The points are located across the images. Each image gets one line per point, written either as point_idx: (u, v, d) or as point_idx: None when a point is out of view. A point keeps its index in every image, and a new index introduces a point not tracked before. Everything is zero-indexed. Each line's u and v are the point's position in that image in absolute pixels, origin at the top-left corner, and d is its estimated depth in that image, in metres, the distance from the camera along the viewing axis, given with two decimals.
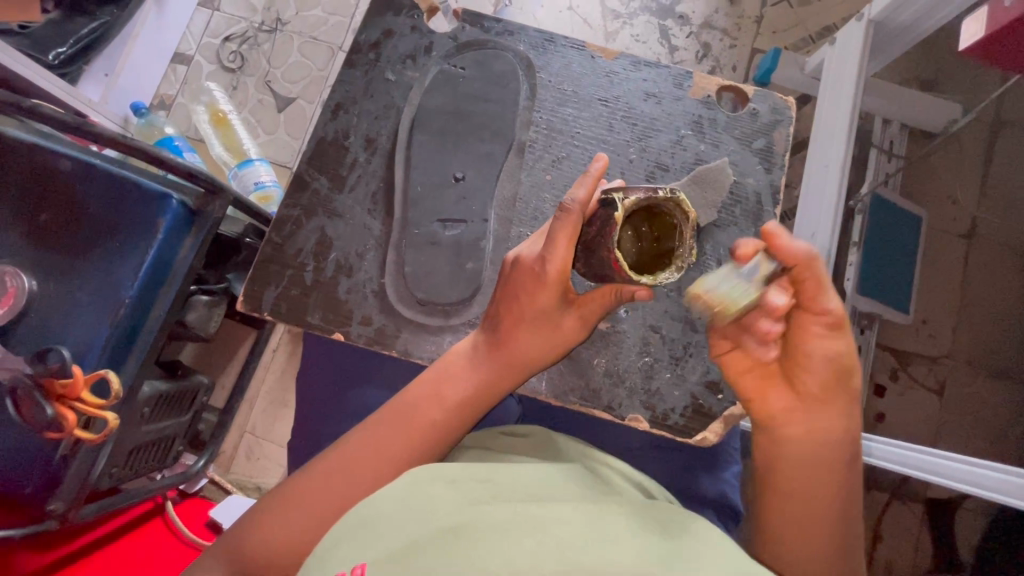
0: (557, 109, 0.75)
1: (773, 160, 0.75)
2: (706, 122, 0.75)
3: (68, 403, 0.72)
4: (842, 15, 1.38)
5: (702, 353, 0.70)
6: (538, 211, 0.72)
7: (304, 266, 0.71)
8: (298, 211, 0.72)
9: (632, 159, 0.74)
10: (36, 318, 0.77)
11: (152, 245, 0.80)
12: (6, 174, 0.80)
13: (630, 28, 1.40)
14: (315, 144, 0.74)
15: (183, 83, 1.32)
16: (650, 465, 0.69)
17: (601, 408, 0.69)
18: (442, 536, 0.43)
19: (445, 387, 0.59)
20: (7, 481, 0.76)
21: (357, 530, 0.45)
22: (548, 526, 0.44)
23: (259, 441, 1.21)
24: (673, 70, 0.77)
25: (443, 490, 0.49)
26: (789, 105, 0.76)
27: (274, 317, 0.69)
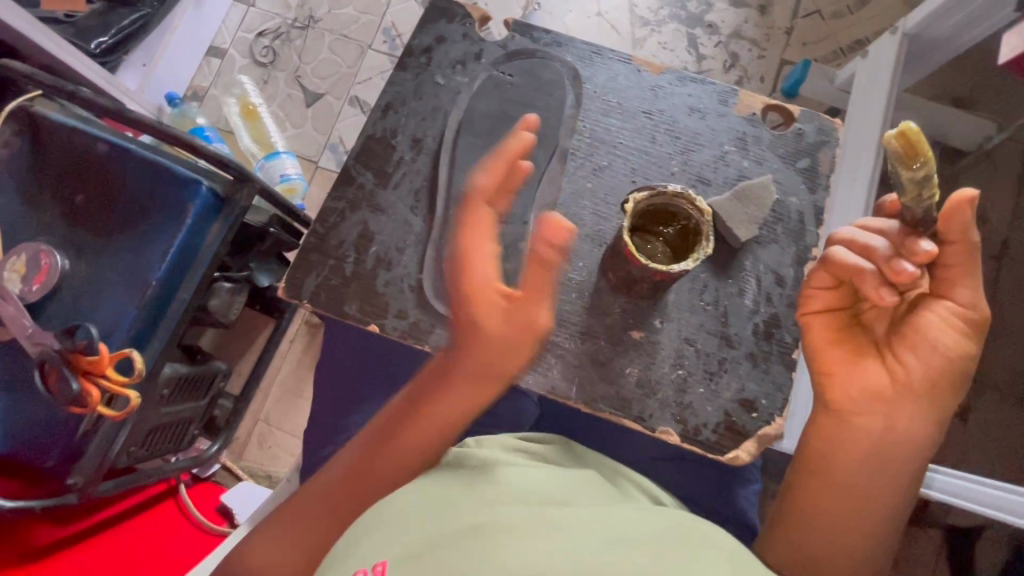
0: (601, 119, 0.73)
1: (819, 181, 0.70)
2: (751, 139, 0.72)
3: (94, 379, 0.74)
4: (875, 28, 1.37)
5: (737, 368, 0.66)
6: (577, 217, 0.69)
7: (346, 257, 0.70)
8: (345, 202, 0.71)
9: (673, 172, 0.71)
10: (69, 295, 0.80)
11: (181, 231, 0.82)
12: (46, 154, 0.83)
13: (658, 36, 1.40)
14: (365, 141, 0.74)
15: (217, 75, 1.36)
16: (669, 474, 0.68)
17: (631, 418, 0.65)
18: (464, 538, 0.44)
19: (425, 402, 0.55)
20: (31, 451, 0.78)
21: (378, 530, 0.48)
22: (565, 530, 0.45)
23: (272, 430, 1.22)
24: (717, 87, 0.74)
25: (462, 491, 0.51)
26: (836, 126, 0.72)
27: (312, 305, 0.69)
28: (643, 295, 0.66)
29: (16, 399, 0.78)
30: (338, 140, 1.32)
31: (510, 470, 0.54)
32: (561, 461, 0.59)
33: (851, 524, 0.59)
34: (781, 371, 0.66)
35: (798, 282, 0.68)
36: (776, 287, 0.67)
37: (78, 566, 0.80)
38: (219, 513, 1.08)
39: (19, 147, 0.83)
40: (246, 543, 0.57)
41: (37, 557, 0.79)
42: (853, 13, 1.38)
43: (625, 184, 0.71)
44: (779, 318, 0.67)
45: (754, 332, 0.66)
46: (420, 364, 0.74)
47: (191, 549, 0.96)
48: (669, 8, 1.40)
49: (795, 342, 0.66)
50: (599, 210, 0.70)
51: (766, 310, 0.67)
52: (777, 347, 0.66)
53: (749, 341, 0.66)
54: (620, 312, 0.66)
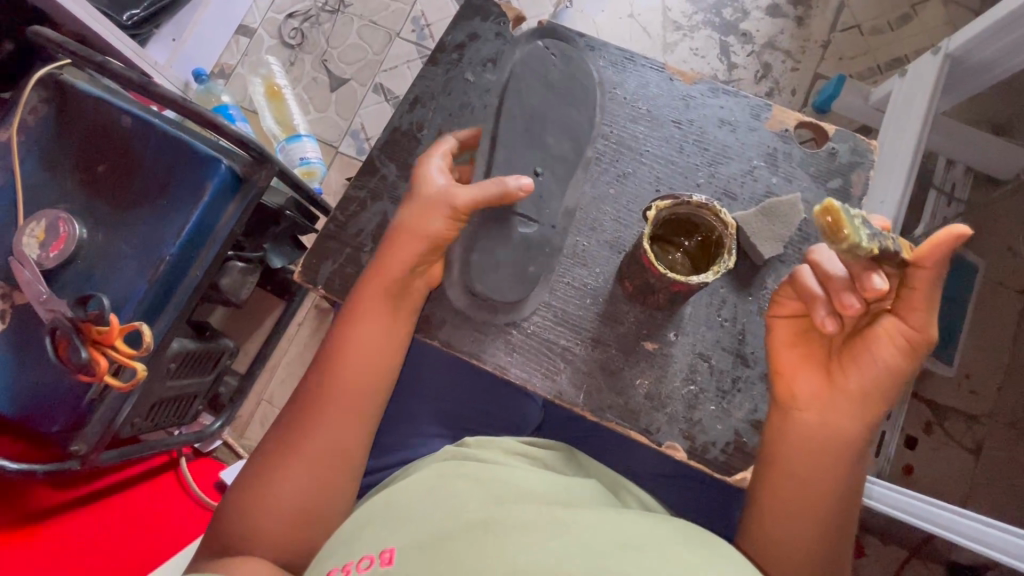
0: (628, 126, 0.71)
1: (850, 204, 0.68)
2: (782, 155, 0.69)
3: (102, 349, 0.75)
4: (915, 47, 1.33)
5: (752, 389, 0.64)
6: (597, 223, 0.68)
7: (363, 247, 0.69)
8: (365, 192, 0.70)
9: (699, 184, 0.69)
10: (84, 264, 0.81)
11: (197, 207, 0.82)
12: (70, 122, 0.84)
13: (689, 41, 1.37)
14: (390, 132, 0.73)
15: (244, 54, 1.36)
16: (668, 489, 0.68)
17: (638, 430, 0.63)
18: (472, 528, 0.45)
19: (350, 343, 0.62)
20: (37, 415, 0.79)
21: (385, 519, 0.50)
22: (573, 527, 0.45)
23: (275, 411, 1.23)
24: (751, 100, 0.71)
25: (468, 486, 0.52)
26: (871, 148, 0.69)
27: (326, 291, 0.68)
28: (657, 305, 0.65)
29: (27, 362, 0.79)
30: (360, 127, 1.32)
31: (512, 471, 0.54)
32: (561, 467, 0.58)
33: (808, 527, 0.55)
34: None
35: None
36: None
37: (75, 533, 0.80)
38: (217, 490, 1.09)
39: (46, 115, 0.83)
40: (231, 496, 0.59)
41: (36, 520, 0.80)
42: (893, 30, 1.34)
43: (650, 193, 0.69)
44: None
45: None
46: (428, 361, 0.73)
47: (188, 524, 0.97)
48: (703, 14, 1.38)
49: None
50: (621, 217, 0.68)
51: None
52: None
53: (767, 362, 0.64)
54: (633, 321, 0.65)
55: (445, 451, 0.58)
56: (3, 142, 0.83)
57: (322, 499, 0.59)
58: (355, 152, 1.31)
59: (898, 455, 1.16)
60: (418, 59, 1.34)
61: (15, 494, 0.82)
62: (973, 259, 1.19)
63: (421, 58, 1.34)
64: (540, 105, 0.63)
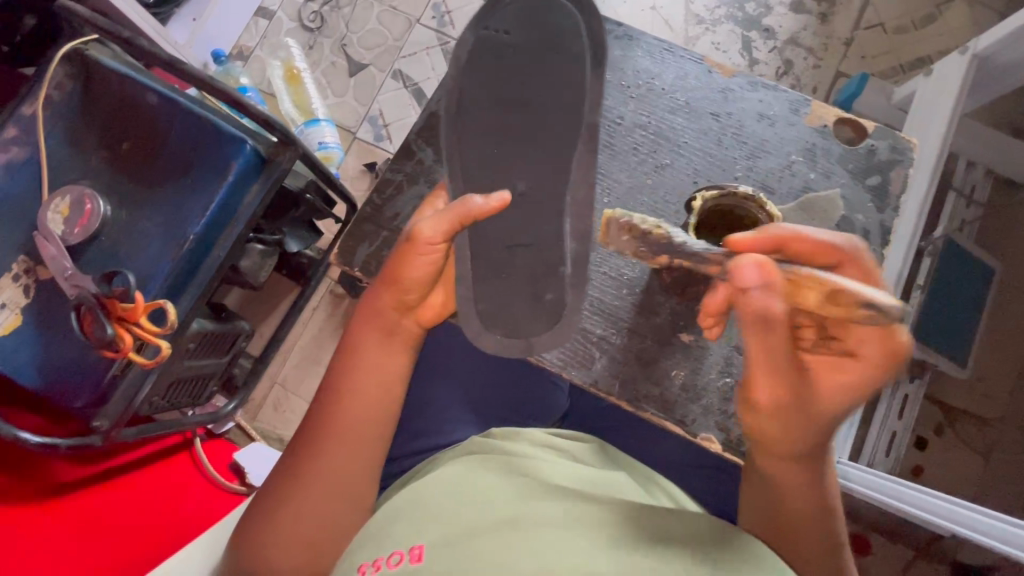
0: (666, 117, 0.70)
1: (888, 201, 0.68)
2: (820, 151, 0.69)
3: (127, 325, 0.75)
4: (939, 47, 1.32)
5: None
6: (634, 214, 0.68)
7: (399, 230, 0.69)
8: (401, 176, 0.70)
9: (737, 177, 0.68)
10: (108, 241, 0.80)
11: (221, 187, 0.82)
12: (95, 99, 0.83)
13: (712, 35, 1.36)
14: (426, 116, 0.73)
15: (263, 36, 1.35)
16: (696, 482, 0.68)
17: (673, 421, 0.63)
18: (498, 526, 0.45)
19: (374, 336, 0.58)
20: (60, 391, 0.79)
21: (413, 513, 0.48)
22: (600, 526, 0.45)
23: (288, 394, 1.24)
24: (790, 94, 0.71)
25: (494, 482, 0.50)
26: (911, 145, 0.69)
27: (363, 275, 0.68)
28: (695, 297, 0.65)
29: (50, 338, 0.79)
30: (378, 113, 1.31)
31: (538, 463, 0.53)
32: (591, 458, 0.57)
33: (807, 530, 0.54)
34: None
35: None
36: None
37: (96, 508, 0.81)
38: (231, 471, 1.09)
39: (71, 90, 0.83)
40: (263, 494, 0.57)
41: (56, 495, 0.81)
42: (917, 29, 1.33)
43: (687, 184, 0.68)
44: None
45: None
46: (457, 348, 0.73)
47: (204, 502, 0.96)
48: (726, 8, 1.36)
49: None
50: (658, 208, 0.68)
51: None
52: None
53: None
54: (669, 313, 0.64)
55: (466, 442, 0.58)
56: (28, 117, 0.83)
57: (357, 490, 0.56)
58: (373, 138, 1.30)
59: (908, 456, 1.16)
60: (438, 46, 1.33)
61: (34, 472, 0.83)
62: (991, 262, 1.18)
63: (441, 46, 1.32)
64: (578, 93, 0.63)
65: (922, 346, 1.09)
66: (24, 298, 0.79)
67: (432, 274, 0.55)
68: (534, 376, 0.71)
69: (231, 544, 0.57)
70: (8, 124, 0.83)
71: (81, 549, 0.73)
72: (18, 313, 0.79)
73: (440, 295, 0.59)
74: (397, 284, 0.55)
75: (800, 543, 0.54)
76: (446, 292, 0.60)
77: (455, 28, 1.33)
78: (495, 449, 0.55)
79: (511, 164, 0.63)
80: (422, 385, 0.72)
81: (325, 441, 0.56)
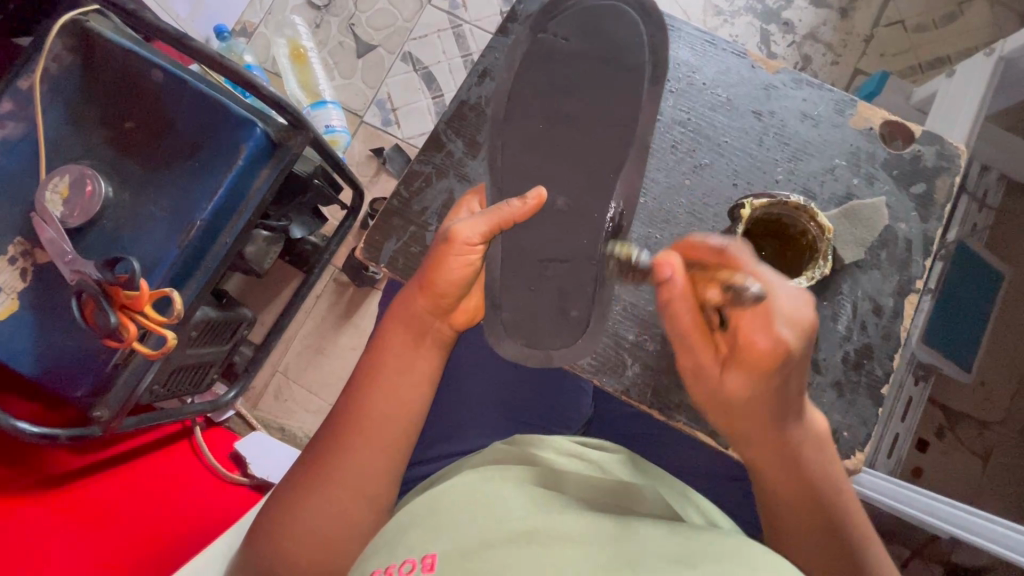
0: (708, 114, 0.69)
1: (932, 210, 0.67)
2: (865, 155, 0.68)
3: (130, 314, 0.73)
4: (959, 48, 1.30)
5: (821, 396, 0.63)
6: (671, 215, 0.67)
7: (428, 226, 0.68)
8: (431, 168, 0.70)
9: (778, 180, 0.67)
10: (110, 225, 0.77)
11: (230, 172, 0.78)
12: (96, 73, 0.79)
13: (730, 27, 1.33)
14: (455, 107, 0.71)
15: (268, 12, 1.30)
16: (722, 491, 0.67)
17: (705, 431, 0.63)
18: (512, 539, 0.40)
19: (401, 338, 0.56)
20: (60, 379, 0.76)
21: (425, 522, 0.44)
22: (625, 538, 0.40)
23: (290, 383, 1.22)
24: (835, 94, 0.69)
25: (512, 492, 0.46)
26: (959, 152, 0.68)
27: (389, 270, 0.67)
28: None
29: (49, 324, 0.76)
30: (386, 97, 1.27)
31: (562, 473, 0.50)
32: (622, 468, 0.54)
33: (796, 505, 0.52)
34: (868, 405, 0.63)
35: (895, 314, 0.65)
36: (872, 315, 0.65)
37: (98, 496, 0.80)
38: (232, 461, 1.05)
39: (70, 64, 0.79)
40: (277, 496, 0.56)
41: (54, 485, 0.79)
42: (938, 28, 1.31)
43: (726, 186, 0.67)
44: (872, 349, 0.64)
45: (843, 359, 0.64)
46: (480, 349, 0.71)
47: (204, 491, 0.93)
48: None
49: (885, 376, 0.64)
50: (695, 210, 0.67)
51: (859, 339, 0.64)
52: (866, 379, 0.64)
53: (836, 369, 0.64)
54: None
55: (489, 450, 0.54)
56: (24, 91, 0.79)
57: (379, 489, 0.55)
58: (381, 123, 1.26)
59: (908, 457, 1.15)
60: (449, 29, 1.28)
61: (30, 463, 0.80)
62: (999, 268, 1.18)
63: (453, 29, 1.28)
64: (617, 89, 0.60)
65: (930, 350, 1.08)
66: (20, 282, 0.76)
67: (467, 276, 0.54)
68: (562, 381, 0.69)
69: (246, 548, 0.55)
70: (3, 97, 0.78)
71: (89, 541, 0.71)
72: (15, 297, 0.76)
73: (475, 300, 0.58)
74: (432, 287, 0.54)
75: (791, 535, 0.52)
76: (482, 297, 0.59)
77: (468, 11, 1.28)
78: (520, 457, 0.52)
79: (544, 159, 0.60)
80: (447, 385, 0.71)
81: (350, 442, 0.55)
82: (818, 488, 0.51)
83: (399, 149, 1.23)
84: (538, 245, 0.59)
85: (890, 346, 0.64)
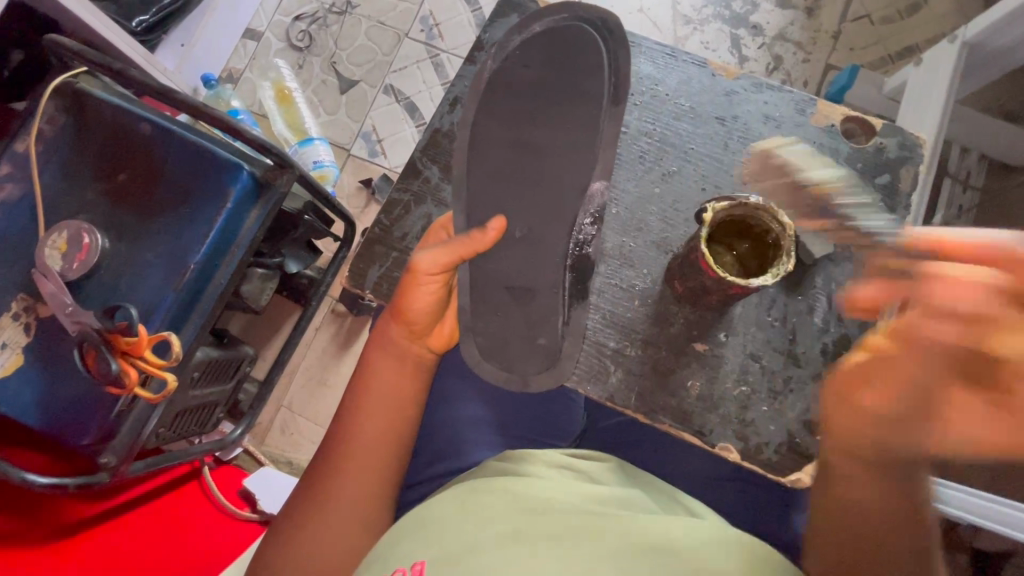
0: (672, 123, 0.71)
1: (897, 200, 0.68)
2: (828, 151, 0.69)
3: (130, 359, 0.75)
4: (927, 35, 1.32)
5: (804, 389, 0.64)
6: (644, 223, 0.68)
7: (408, 251, 0.70)
8: (409, 195, 0.72)
9: (746, 181, 0.69)
10: (107, 274, 0.80)
11: (221, 213, 0.81)
12: (86, 130, 0.83)
13: (700, 35, 1.36)
14: (429, 135, 0.74)
15: (253, 58, 1.36)
16: (721, 493, 0.66)
17: (691, 432, 0.63)
18: (500, 542, 0.41)
19: (392, 367, 0.59)
20: (67, 429, 0.78)
21: (416, 534, 0.45)
22: (611, 536, 0.41)
23: (295, 417, 1.23)
24: (796, 95, 0.71)
25: (500, 500, 0.46)
26: (920, 142, 0.69)
27: (375, 297, 0.69)
28: (709, 306, 0.64)
29: (55, 376, 0.78)
30: (372, 129, 1.31)
31: (554, 483, 0.50)
32: (616, 479, 0.54)
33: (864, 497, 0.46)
34: None
35: None
36: None
37: (110, 544, 0.80)
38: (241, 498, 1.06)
39: (63, 124, 0.82)
40: (275, 529, 0.56)
41: (67, 535, 0.79)
42: (904, 19, 1.34)
43: (696, 191, 0.69)
44: (850, 340, 0.65)
45: (823, 351, 0.65)
46: (469, 371, 0.72)
47: (214, 533, 0.93)
48: (713, 7, 1.37)
49: None
50: (667, 216, 0.68)
51: (837, 330, 0.65)
52: None
53: (817, 361, 0.64)
54: (684, 322, 0.65)
55: (482, 468, 0.55)
56: (21, 153, 0.82)
57: (373, 513, 0.56)
58: (368, 154, 1.30)
59: None
60: (428, 59, 1.32)
61: (41, 515, 0.81)
62: None
63: (432, 58, 1.32)
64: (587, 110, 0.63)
65: None
66: (24, 337, 0.78)
67: (434, 306, 0.58)
68: (552, 393, 0.71)
69: None
70: (2, 162, 0.82)
71: None
72: (20, 352, 0.78)
73: (448, 325, 0.61)
74: (403, 315, 0.58)
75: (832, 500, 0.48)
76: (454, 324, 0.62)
77: (444, 40, 1.32)
78: (510, 472, 0.53)
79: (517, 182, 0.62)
80: (440, 409, 0.71)
81: (347, 470, 0.56)
82: (893, 471, 0.45)
83: (384, 178, 1.26)
84: (508, 266, 0.60)
85: (868, 335, 0.65)
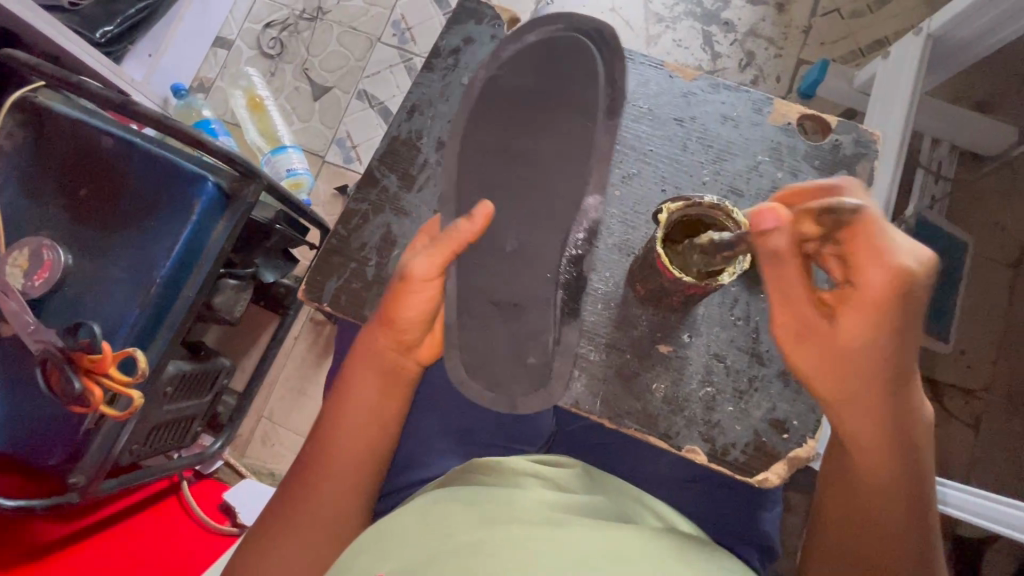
0: (630, 126, 0.71)
1: None
2: (786, 149, 0.70)
3: (95, 377, 0.73)
4: (895, 28, 1.34)
5: (768, 388, 0.64)
6: (605, 226, 0.68)
7: (368, 260, 0.70)
8: (368, 204, 0.71)
9: (705, 181, 0.69)
10: (71, 291, 0.78)
11: (186, 226, 0.80)
12: (45, 145, 0.81)
13: (672, 33, 1.37)
14: (389, 142, 0.73)
15: (223, 66, 1.34)
16: (691, 493, 0.66)
17: (657, 435, 0.63)
18: (457, 552, 0.41)
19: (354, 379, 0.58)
20: (35, 449, 0.77)
21: (373, 547, 0.45)
22: (567, 544, 0.41)
23: (275, 428, 1.21)
24: (752, 95, 0.72)
25: (460, 510, 0.46)
26: (874, 138, 0.70)
27: (334, 309, 0.69)
28: (671, 307, 0.65)
29: (20, 396, 0.77)
30: (345, 135, 1.30)
31: (518, 490, 0.50)
32: (581, 485, 0.54)
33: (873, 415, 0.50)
34: None
35: None
36: None
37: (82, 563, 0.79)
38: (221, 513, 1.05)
39: (22, 140, 0.81)
40: (242, 545, 0.56)
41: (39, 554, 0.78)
42: (873, 13, 1.35)
43: (656, 193, 0.69)
44: None
45: None
46: (435, 380, 0.72)
47: (190, 549, 0.92)
48: (685, 4, 1.37)
49: None
50: (628, 218, 0.68)
51: None
52: None
53: (780, 359, 0.64)
54: (647, 324, 0.65)
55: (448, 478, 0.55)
56: None
57: (340, 527, 0.55)
58: (342, 161, 1.29)
59: None
60: (400, 64, 1.32)
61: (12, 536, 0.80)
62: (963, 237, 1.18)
63: (404, 62, 1.32)
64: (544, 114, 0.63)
65: None
66: None
67: (429, 311, 0.56)
68: None
69: None
70: None
71: None
72: None
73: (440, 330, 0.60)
74: (391, 326, 0.56)
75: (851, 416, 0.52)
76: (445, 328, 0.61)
77: (416, 45, 1.32)
78: (475, 482, 0.52)
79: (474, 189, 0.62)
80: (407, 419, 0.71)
81: (311, 485, 0.56)
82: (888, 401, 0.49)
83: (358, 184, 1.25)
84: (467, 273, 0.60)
85: None
